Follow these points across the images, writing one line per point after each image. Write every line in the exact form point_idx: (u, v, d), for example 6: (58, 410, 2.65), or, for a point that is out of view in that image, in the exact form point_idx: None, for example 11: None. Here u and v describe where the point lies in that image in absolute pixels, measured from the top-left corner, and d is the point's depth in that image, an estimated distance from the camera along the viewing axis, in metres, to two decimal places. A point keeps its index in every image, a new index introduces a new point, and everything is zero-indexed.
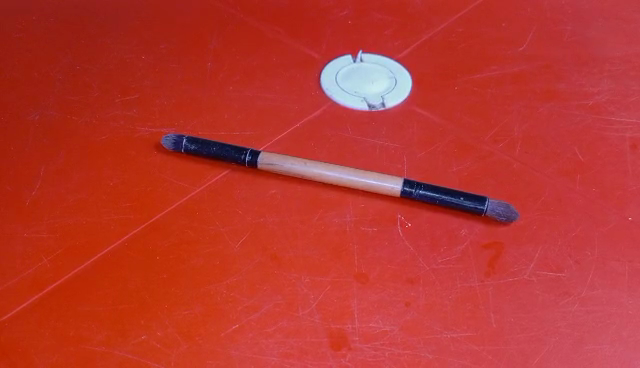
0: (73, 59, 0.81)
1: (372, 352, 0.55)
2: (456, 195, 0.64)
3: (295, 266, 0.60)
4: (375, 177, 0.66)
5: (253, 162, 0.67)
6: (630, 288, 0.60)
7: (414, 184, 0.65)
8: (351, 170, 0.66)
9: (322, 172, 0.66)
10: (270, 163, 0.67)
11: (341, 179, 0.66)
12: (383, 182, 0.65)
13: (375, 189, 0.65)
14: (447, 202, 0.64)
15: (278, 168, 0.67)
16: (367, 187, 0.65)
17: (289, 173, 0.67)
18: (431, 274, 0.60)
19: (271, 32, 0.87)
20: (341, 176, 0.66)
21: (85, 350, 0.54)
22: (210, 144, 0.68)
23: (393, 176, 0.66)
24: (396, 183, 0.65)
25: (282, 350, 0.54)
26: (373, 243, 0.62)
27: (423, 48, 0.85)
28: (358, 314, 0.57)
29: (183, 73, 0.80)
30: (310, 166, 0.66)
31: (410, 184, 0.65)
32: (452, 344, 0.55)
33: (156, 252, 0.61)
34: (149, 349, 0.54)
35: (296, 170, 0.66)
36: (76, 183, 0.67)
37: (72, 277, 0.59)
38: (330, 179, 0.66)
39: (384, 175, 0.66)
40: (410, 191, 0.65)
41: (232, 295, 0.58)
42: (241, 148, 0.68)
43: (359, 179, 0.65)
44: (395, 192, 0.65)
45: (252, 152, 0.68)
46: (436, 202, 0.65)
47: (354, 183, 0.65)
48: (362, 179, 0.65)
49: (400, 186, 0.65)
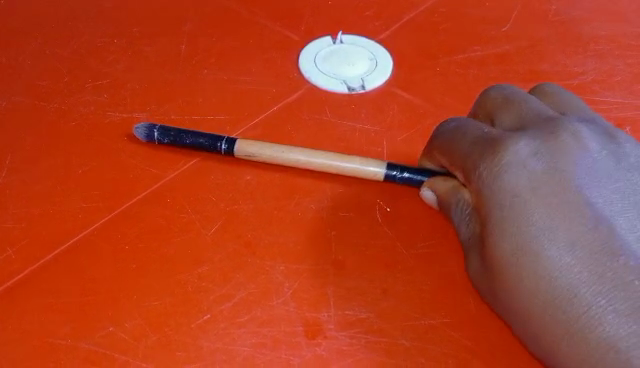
0: (42, 43, 0.78)
1: (347, 341, 0.53)
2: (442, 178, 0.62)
3: (270, 253, 0.58)
4: (357, 159, 0.64)
5: (231, 151, 0.65)
6: None
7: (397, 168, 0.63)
8: (332, 154, 0.64)
9: (303, 158, 0.64)
10: (248, 154, 0.64)
11: (322, 163, 0.64)
12: (366, 165, 0.63)
13: (360, 173, 0.63)
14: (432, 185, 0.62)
15: (257, 155, 0.64)
16: (350, 171, 0.63)
17: (268, 159, 0.64)
18: (410, 260, 0.58)
19: (248, 13, 0.84)
20: (323, 160, 0.64)
21: (48, 343, 0.52)
22: (183, 135, 0.66)
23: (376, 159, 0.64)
24: (379, 166, 0.63)
25: (255, 340, 0.53)
26: (351, 229, 0.60)
27: (405, 28, 0.83)
28: (334, 302, 0.55)
29: (157, 56, 0.78)
30: (290, 151, 0.64)
31: (393, 168, 0.63)
32: (431, 331, 0.54)
33: (125, 241, 0.59)
34: (117, 341, 0.52)
35: (275, 156, 0.64)
36: (43, 170, 0.64)
37: (37, 268, 0.57)
38: (311, 164, 0.64)
39: (367, 158, 0.64)
40: (394, 175, 0.63)
41: (203, 284, 0.56)
42: (216, 136, 0.65)
43: (342, 163, 0.63)
44: (379, 175, 0.63)
45: (228, 139, 0.65)
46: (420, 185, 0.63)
47: (337, 167, 0.63)
48: (345, 162, 0.63)
49: (384, 169, 0.63)
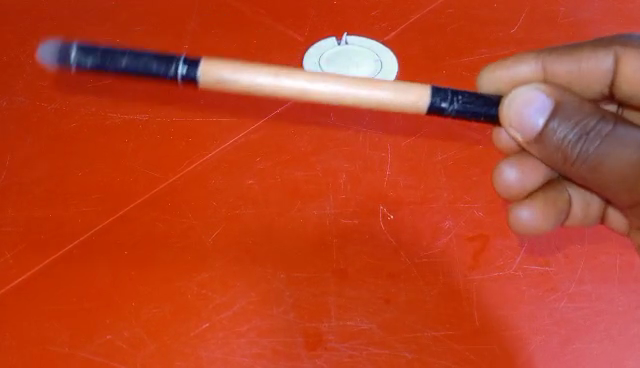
0: (45, 41, 0.78)
1: (348, 352, 0.52)
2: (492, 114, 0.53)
3: (271, 261, 0.57)
4: (386, 90, 0.52)
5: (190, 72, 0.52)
6: (621, 283, 0.57)
7: (442, 97, 0.52)
8: (349, 83, 0.52)
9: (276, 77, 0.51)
10: (219, 78, 0.52)
11: (335, 93, 0.51)
12: (399, 98, 0.52)
13: (393, 105, 0.52)
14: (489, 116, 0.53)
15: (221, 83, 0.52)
16: (382, 106, 0.52)
17: (239, 83, 0.52)
18: (413, 269, 0.57)
19: (252, 13, 0.82)
20: (332, 90, 0.51)
21: (46, 352, 0.52)
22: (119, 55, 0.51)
23: (414, 88, 0.52)
24: (421, 98, 0.52)
25: (254, 350, 0.53)
26: (354, 237, 0.59)
27: (411, 29, 0.81)
28: (336, 312, 0.55)
29: (160, 56, 0.76)
30: (259, 72, 0.51)
31: (437, 98, 0.52)
32: (433, 343, 0.53)
33: (124, 247, 0.58)
34: (114, 350, 0.52)
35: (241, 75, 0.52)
36: (43, 173, 0.64)
37: (34, 274, 0.57)
38: (306, 91, 0.51)
39: (400, 84, 0.53)
40: (442, 107, 0.52)
41: (203, 292, 0.55)
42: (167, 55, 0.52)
43: (365, 97, 0.52)
44: (421, 109, 0.52)
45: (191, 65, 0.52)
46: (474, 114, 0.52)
47: (362, 103, 0.52)
48: (371, 95, 0.52)
49: (426, 102, 0.52)
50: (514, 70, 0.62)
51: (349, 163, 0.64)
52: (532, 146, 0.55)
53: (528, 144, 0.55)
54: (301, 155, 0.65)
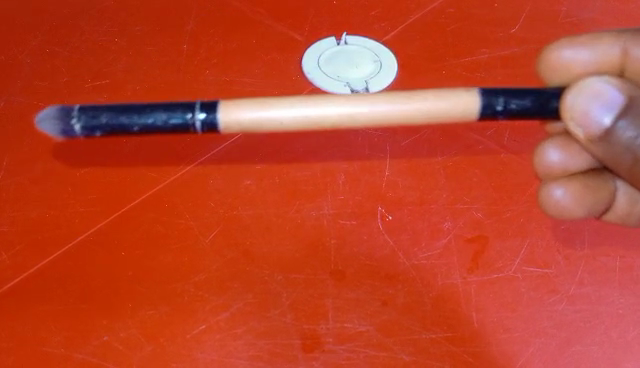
0: (43, 41, 0.78)
1: (345, 354, 0.52)
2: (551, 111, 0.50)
3: (268, 262, 0.57)
4: (435, 99, 0.49)
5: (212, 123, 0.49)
6: (621, 285, 0.56)
7: (496, 96, 0.49)
8: (395, 97, 0.49)
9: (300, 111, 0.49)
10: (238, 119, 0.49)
11: (373, 114, 0.49)
12: (449, 107, 0.49)
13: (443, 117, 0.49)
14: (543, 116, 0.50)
15: (248, 125, 0.49)
16: (431, 116, 0.49)
17: (266, 125, 0.49)
18: (411, 271, 0.57)
19: (251, 12, 0.82)
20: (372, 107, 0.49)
21: (40, 352, 0.52)
22: (126, 120, 0.47)
23: (462, 97, 0.49)
24: (474, 103, 0.49)
25: (251, 352, 0.52)
26: (352, 238, 0.59)
27: (411, 29, 0.81)
28: (334, 314, 0.54)
29: (159, 55, 0.76)
30: (283, 110, 0.49)
31: (490, 97, 0.49)
32: (432, 346, 0.53)
33: (121, 247, 0.58)
34: (111, 352, 0.52)
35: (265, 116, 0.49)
36: (40, 174, 0.64)
37: (31, 274, 0.56)
38: (337, 121, 0.49)
39: (444, 92, 0.49)
40: (494, 113, 0.49)
41: (200, 293, 0.55)
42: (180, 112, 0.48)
43: (414, 108, 0.49)
44: (473, 116, 0.49)
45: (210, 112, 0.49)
46: (530, 111, 0.49)
47: (409, 116, 0.49)
48: (419, 106, 0.49)
49: (479, 106, 0.49)
50: (577, 53, 0.62)
51: (348, 164, 0.64)
52: (593, 146, 0.52)
53: (590, 143, 0.52)
54: (299, 156, 0.65)
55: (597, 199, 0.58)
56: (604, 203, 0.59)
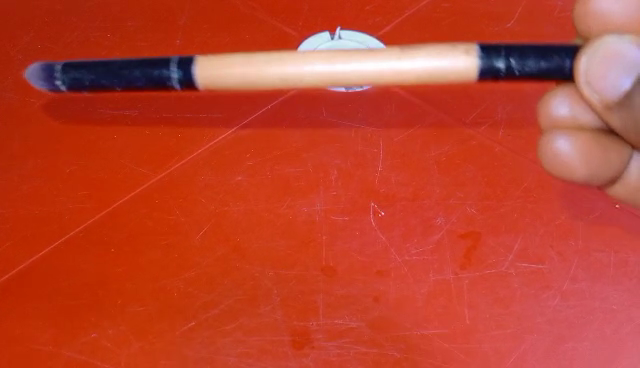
0: (35, 37, 0.77)
1: (336, 351, 0.53)
2: (562, 68, 0.49)
3: (258, 258, 0.57)
4: (430, 56, 0.48)
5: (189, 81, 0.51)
6: (615, 281, 0.56)
7: (497, 56, 0.49)
8: (390, 55, 0.49)
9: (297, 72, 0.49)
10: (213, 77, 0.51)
11: (360, 73, 0.49)
12: (444, 65, 0.48)
13: (444, 78, 0.49)
14: (553, 75, 0.49)
15: (228, 81, 0.51)
16: (431, 75, 0.49)
17: (239, 84, 0.50)
18: (403, 267, 0.56)
19: (244, 6, 0.80)
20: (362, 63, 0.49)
21: (32, 349, 0.54)
22: (108, 83, 0.51)
23: (462, 57, 0.48)
24: (471, 62, 0.48)
25: (240, 349, 0.53)
26: (343, 234, 0.58)
27: (407, 22, 0.79)
28: (325, 310, 0.54)
29: (151, 51, 0.76)
30: (257, 71, 0.50)
31: (490, 58, 0.49)
32: (422, 342, 0.53)
33: (111, 244, 0.58)
34: (98, 349, 0.53)
35: (254, 76, 0.50)
36: (29, 170, 0.63)
37: (21, 270, 0.57)
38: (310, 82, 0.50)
39: (444, 50, 0.49)
40: (498, 72, 0.49)
41: (190, 291, 0.55)
42: (156, 73, 0.51)
43: (410, 67, 0.48)
44: (471, 76, 0.49)
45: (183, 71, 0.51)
46: (533, 73, 0.49)
47: (408, 75, 0.49)
48: (415, 65, 0.48)
49: (478, 66, 0.49)
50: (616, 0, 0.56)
51: (340, 159, 0.62)
52: (611, 114, 0.51)
53: (607, 110, 0.50)
54: (291, 151, 0.63)
55: (609, 160, 0.52)
56: (608, 164, 0.52)
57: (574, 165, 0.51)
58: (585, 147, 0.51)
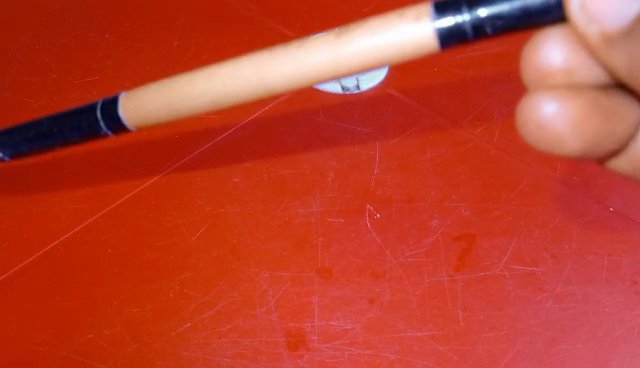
0: (32, 37, 0.77)
1: (330, 353, 0.52)
2: (549, 9, 0.39)
3: (254, 259, 0.57)
4: (378, 32, 0.43)
5: (119, 124, 0.54)
6: (609, 284, 0.56)
7: (458, 12, 0.41)
8: (325, 43, 0.44)
9: (208, 89, 0.49)
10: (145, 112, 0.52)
11: (280, 74, 0.46)
12: (397, 38, 0.43)
13: (401, 55, 0.43)
14: (539, 18, 0.40)
15: (162, 114, 0.51)
16: (385, 55, 0.43)
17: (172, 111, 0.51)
18: (398, 269, 0.57)
19: (241, 7, 0.79)
20: (274, 67, 0.46)
21: (30, 349, 0.53)
22: (50, 143, 0.57)
23: (421, 30, 0.42)
24: (425, 30, 0.42)
25: (235, 350, 0.52)
26: (339, 235, 0.59)
27: None
28: (319, 312, 0.54)
29: (148, 52, 0.76)
30: (184, 96, 0.50)
31: (449, 16, 0.42)
32: (416, 343, 0.53)
33: (107, 245, 0.58)
34: (94, 350, 0.53)
35: (175, 101, 0.50)
36: (28, 171, 0.65)
37: (18, 271, 0.58)
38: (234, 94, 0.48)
39: (394, 22, 0.43)
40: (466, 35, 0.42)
41: (186, 292, 0.55)
42: (76, 125, 0.55)
43: (351, 52, 0.44)
44: (433, 47, 0.43)
45: (107, 118, 0.54)
46: (510, 22, 0.40)
47: (349, 60, 0.44)
48: (353, 47, 0.44)
49: (434, 35, 0.42)
50: None
51: (337, 161, 0.63)
52: (611, 52, 0.42)
53: (610, 48, 0.42)
54: (287, 152, 0.64)
55: (606, 126, 0.45)
56: (605, 127, 0.45)
57: (563, 134, 0.44)
58: (577, 111, 0.44)
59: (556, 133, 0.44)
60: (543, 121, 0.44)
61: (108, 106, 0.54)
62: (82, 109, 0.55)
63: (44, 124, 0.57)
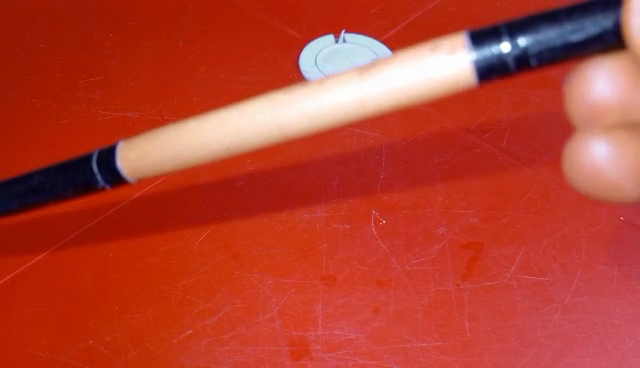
0: (37, 35, 0.77)
1: (334, 363, 0.51)
2: (602, 36, 0.34)
3: (258, 265, 0.57)
4: (408, 65, 0.37)
5: (116, 176, 0.45)
6: (617, 296, 0.55)
7: (497, 40, 0.35)
8: (353, 82, 0.38)
9: (217, 137, 0.41)
10: (140, 166, 0.44)
11: (302, 122, 0.39)
12: (431, 73, 0.36)
13: (430, 93, 0.37)
14: (590, 45, 0.34)
15: (158, 166, 0.43)
16: (415, 94, 0.37)
17: (172, 165, 0.43)
18: (403, 277, 0.56)
19: (248, 10, 0.79)
20: (294, 113, 0.39)
21: (28, 355, 0.52)
22: (40, 199, 0.49)
23: (449, 65, 0.36)
24: (462, 63, 0.36)
25: (238, 359, 0.51)
26: (344, 242, 0.58)
27: (415, 25, 0.77)
28: (323, 320, 0.53)
29: (153, 52, 0.75)
30: (184, 146, 0.42)
31: (487, 46, 0.36)
32: (422, 354, 0.51)
33: (109, 249, 0.58)
34: (95, 356, 0.52)
35: (176, 151, 0.42)
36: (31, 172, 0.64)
37: (19, 273, 0.57)
38: (247, 143, 0.41)
39: (420, 56, 0.37)
40: (507, 69, 0.36)
41: (188, 298, 0.55)
42: (70, 178, 0.46)
43: (378, 90, 0.37)
44: (471, 81, 0.37)
45: (102, 170, 0.45)
46: (556, 53, 0.35)
47: (379, 100, 0.38)
48: (383, 85, 0.37)
49: (472, 68, 0.36)
50: None
51: (343, 166, 0.63)
52: None
53: None
54: (293, 156, 0.64)
55: None
56: None
57: (619, 181, 0.42)
58: (630, 154, 0.42)
59: (612, 181, 0.42)
60: (598, 168, 0.42)
61: (102, 158, 0.45)
62: (75, 160, 0.46)
63: (33, 178, 0.48)
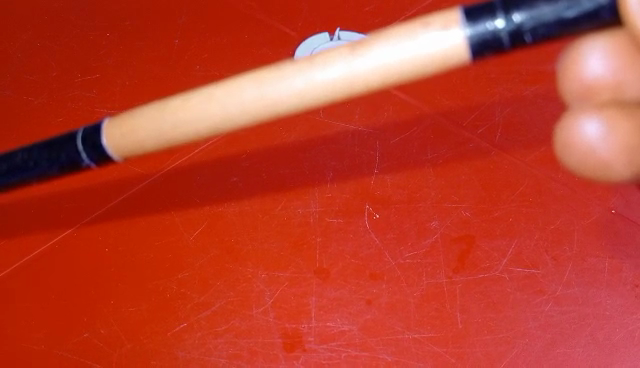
0: (34, 34, 0.77)
1: (327, 354, 0.52)
2: (597, 13, 0.34)
3: (251, 259, 0.57)
4: (398, 41, 0.37)
5: (102, 155, 0.45)
6: (610, 287, 0.55)
7: (492, 16, 0.36)
8: (341, 59, 0.38)
9: (203, 113, 0.41)
10: (127, 145, 0.44)
11: (289, 97, 0.39)
12: (419, 50, 0.37)
13: (418, 70, 0.38)
14: (586, 21, 0.35)
15: (143, 144, 0.43)
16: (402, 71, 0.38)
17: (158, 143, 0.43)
18: (396, 270, 0.56)
19: (243, 6, 0.79)
20: (283, 88, 0.39)
21: (24, 349, 0.54)
22: (25, 177, 0.49)
23: (439, 41, 0.37)
24: (455, 39, 0.37)
25: (231, 351, 0.52)
26: (337, 236, 0.58)
27: (412, 17, 0.77)
28: (316, 313, 0.54)
29: (149, 50, 0.76)
30: (170, 123, 0.42)
31: (482, 21, 0.36)
32: (413, 345, 0.52)
33: (104, 243, 0.59)
34: (91, 349, 0.53)
35: (163, 128, 0.42)
36: None
37: (16, 267, 0.58)
38: (234, 119, 0.41)
39: (408, 32, 0.37)
40: (502, 46, 0.36)
41: (182, 292, 0.55)
42: (55, 156, 0.47)
43: (368, 66, 0.38)
44: (463, 59, 0.37)
45: (87, 148, 0.46)
46: (551, 28, 0.35)
47: (367, 76, 0.38)
48: (371, 62, 0.38)
49: (466, 44, 0.36)
50: None
51: (336, 161, 0.63)
52: None
53: None
54: (286, 152, 0.64)
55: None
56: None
57: (606, 158, 0.42)
58: (617, 133, 0.42)
59: (599, 157, 0.42)
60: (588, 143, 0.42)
61: (88, 135, 0.45)
62: (60, 139, 0.47)
63: (17, 156, 0.49)
